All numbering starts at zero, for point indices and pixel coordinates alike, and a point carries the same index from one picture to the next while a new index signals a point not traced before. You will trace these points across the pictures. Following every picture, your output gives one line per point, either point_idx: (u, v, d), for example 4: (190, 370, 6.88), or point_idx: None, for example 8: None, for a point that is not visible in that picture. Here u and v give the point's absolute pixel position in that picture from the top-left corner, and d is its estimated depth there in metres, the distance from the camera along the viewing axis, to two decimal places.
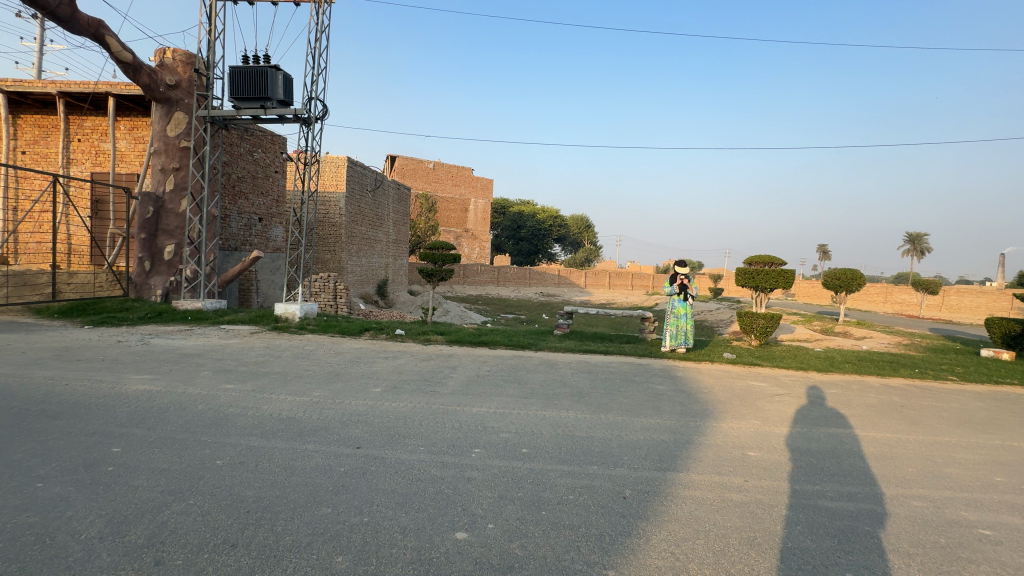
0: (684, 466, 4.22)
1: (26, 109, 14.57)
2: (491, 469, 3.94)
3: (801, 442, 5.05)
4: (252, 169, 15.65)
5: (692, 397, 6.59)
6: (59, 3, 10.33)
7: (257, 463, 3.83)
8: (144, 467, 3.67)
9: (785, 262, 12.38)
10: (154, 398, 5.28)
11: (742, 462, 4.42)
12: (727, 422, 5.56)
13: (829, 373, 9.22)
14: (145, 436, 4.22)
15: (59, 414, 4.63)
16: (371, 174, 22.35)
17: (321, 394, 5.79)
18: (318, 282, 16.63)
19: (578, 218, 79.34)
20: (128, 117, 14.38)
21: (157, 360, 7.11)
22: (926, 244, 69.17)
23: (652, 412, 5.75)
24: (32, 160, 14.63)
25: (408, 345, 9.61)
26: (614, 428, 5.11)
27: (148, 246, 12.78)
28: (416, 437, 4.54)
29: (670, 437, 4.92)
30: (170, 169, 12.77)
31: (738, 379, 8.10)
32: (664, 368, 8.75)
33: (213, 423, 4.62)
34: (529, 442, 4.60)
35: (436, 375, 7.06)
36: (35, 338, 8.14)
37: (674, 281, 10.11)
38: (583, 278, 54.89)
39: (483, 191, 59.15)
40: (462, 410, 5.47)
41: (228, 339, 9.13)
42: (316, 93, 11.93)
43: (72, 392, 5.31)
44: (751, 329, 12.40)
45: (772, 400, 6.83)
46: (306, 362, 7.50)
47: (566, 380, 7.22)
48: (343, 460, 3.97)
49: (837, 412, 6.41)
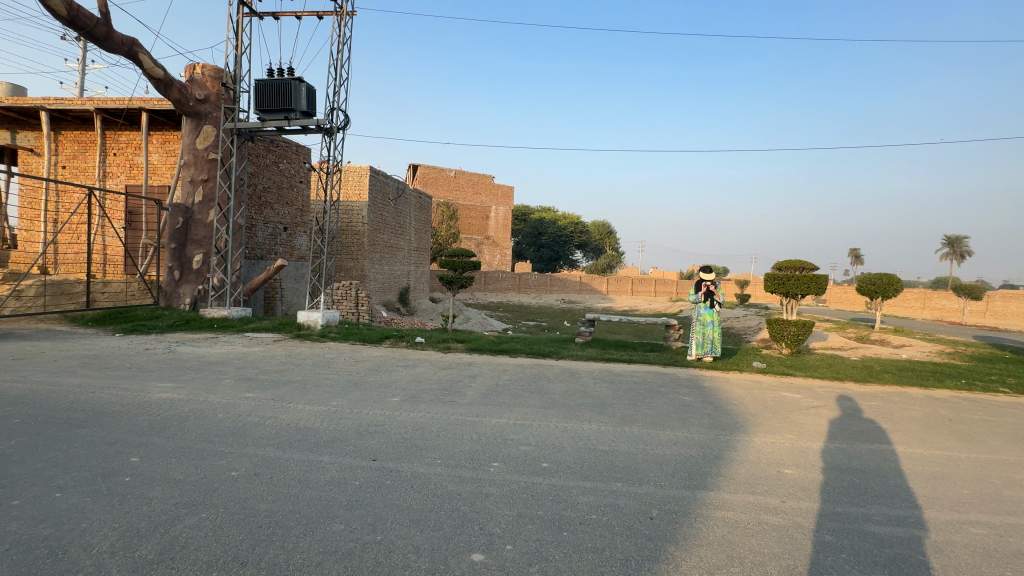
0: (715, 485, 3.97)
1: (67, 125, 15.24)
2: (510, 485, 3.78)
3: (841, 460, 4.73)
4: (277, 179, 16.00)
5: (722, 410, 6.29)
6: (96, 23, 10.75)
7: (272, 475, 3.76)
8: (161, 477, 3.65)
9: (817, 267, 11.86)
10: (176, 406, 5.31)
11: (777, 481, 4.14)
12: (759, 437, 5.26)
13: (868, 384, 8.73)
14: (164, 445, 4.22)
15: (83, 422, 4.69)
16: (393, 183, 22.64)
17: (339, 404, 5.73)
18: (340, 289, 16.80)
19: (599, 224, 78.73)
20: (160, 131, 14.87)
21: (182, 368, 7.20)
22: (968, 247, 65.94)
23: (679, 424, 5.50)
24: (71, 174, 15.27)
25: (428, 354, 9.55)
26: (640, 442, 4.89)
27: (178, 256, 13.13)
28: (434, 449, 4.42)
29: (699, 452, 4.67)
30: (199, 180, 13.11)
31: (770, 390, 7.73)
32: (690, 377, 8.43)
33: (232, 432, 4.60)
34: (551, 456, 4.42)
35: (456, 384, 6.95)
36: (67, 346, 8.38)
37: (700, 288, 9.78)
38: (606, 284, 54.30)
39: (504, 198, 59.16)
40: (481, 421, 5.32)
41: (252, 347, 9.23)
42: (338, 104, 12.10)
43: (98, 399, 5.40)
44: (781, 337, 11.92)
45: (808, 412, 6.48)
46: (326, 371, 7.50)
47: (588, 389, 7.00)
48: (359, 472, 3.88)
49: (879, 426, 6.01)
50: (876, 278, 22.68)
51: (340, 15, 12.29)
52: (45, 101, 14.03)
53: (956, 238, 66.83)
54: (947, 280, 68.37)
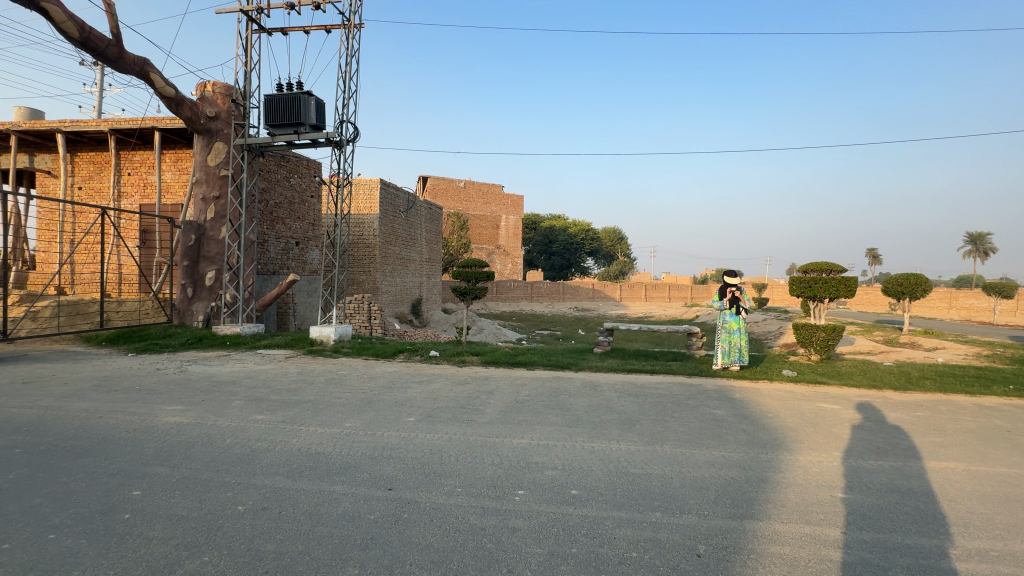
0: (764, 514, 3.60)
1: (83, 147, 15.42)
2: (538, 518, 3.45)
3: (897, 481, 4.31)
4: (289, 194, 16.02)
5: (758, 424, 5.88)
6: (108, 44, 10.81)
7: (281, 510, 3.47)
8: (164, 513, 3.40)
9: (845, 269, 11.37)
10: (184, 431, 5.08)
11: (832, 508, 3.76)
12: (804, 455, 4.85)
13: (909, 392, 8.20)
14: (168, 476, 3.98)
15: (87, 452, 4.47)
16: (403, 195, 22.62)
17: (352, 425, 5.45)
18: (352, 303, 16.67)
19: (610, 231, 78.29)
20: (173, 149, 14.93)
21: (192, 389, 7.00)
22: (991, 245, 64.25)
23: (715, 443, 5.11)
24: (87, 195, 15.44)
25: (443, 368, 9.28)
26: (674, 463, 4.53)
27: (191, 273, 13.08)
28: (453, 476, 4.11)
29: (740, 474, 4.30)
30: (211, 198, 13.09)
31: (806, 401, 7.26)
32: (719, 388, 7.98)
33: (239, 460, 4.35)
34: (579, 481, 4.08)
35: (473, 401, 6.64)
36: (78, 368, 8.26)
37: (724, 294, 9.36)
38: (619, 291, 53.75)
39: (514, 208, 59.09)
40: (502, 442, 5.00)
41: (264, 365, 9.02)
42: (347, 116, 12.02)
43: (103, 426, 5.18)
44: (810, 343, 11.41)
45: (852, 426, 6.02)
46: (339, 389, 7.24)
47: (613, 405, 6.62)
48: (375, 504, 3.59)
49: (932, 440, 5.55)
50: (903, 279, 21.89)
51: (349, 27, 12.24)
52: (61, 123, 14.19)
53: (979, 235, 64.97)
54: (972, 279, 66.49)
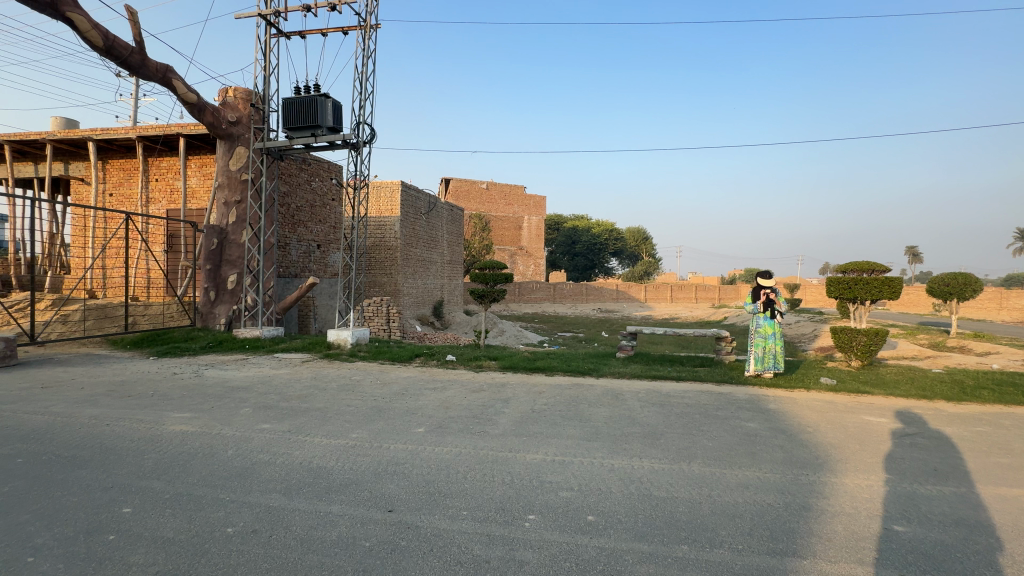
0: (808, 550, 3.17)
1: (113, 154, 15.84)
2: (549, 549, 3.11)
3: (962, 512, 3.78)
4: (311, 198, 16.11)
5: (796, 440, 5.38)
6: (131, 52, 10.97)
7: (272, 534, 3.23)
8: (149, 535, 3.20)
9: (888, 268, 10.59)
10: (187, 442, 4.93)
11: (888, 545, 3.28)
12: (851, 478, 4.35)
13: (964, 403, 7.48)
14: (162, 491, 3.80)
15: (87, 463, 4.35)
16: (424, 197, 22.55)
17: (359, 436, 5.21)
18: (371, 306, 16.60)
19: (634, 230, 77.00)
20: (197, 155, 15.17)
21: (204, 395, 6.90)
22: None
23: (748, 461, 4.67)
24: (117, 201, 15.85)
25: (460, 374, 8.99)
26: (704, 485, 4.11)
27: (213, 277, 13.20)
28: (460, 497, 3.79)
29: (779, 500, 3.86)
30: (232, 202, 13.18)
31: (847, 413, 6.67)
32: (751, 398, 7.44)
33: (237, 475, 4.14)
34: (596, 505, 3.72)
35: (486, 411, 6.31)
36: (98, 372, 8.29)
37: (758, 297, 8.78)
38: (644, 291, 52.74)
39: (537, 208, 58.68)
40: (515, 457, 4.68)
41: (279, 370, 8.90)
42: (363, 117, 11.92)
43: (109, 435, 5.08)
44: (849, 348, 10.67)
45: (901, 442, 5.44)
46: (350, 397, 7.02)
47: (635, 416, 6.19)
48: (372, 529, 3.30)
49: (998, 461, 4.94)
50: (951, 278, 20.51)
51: (365, 28, 12.15)
52: (92, 131, 14.57)
53: None
54: None
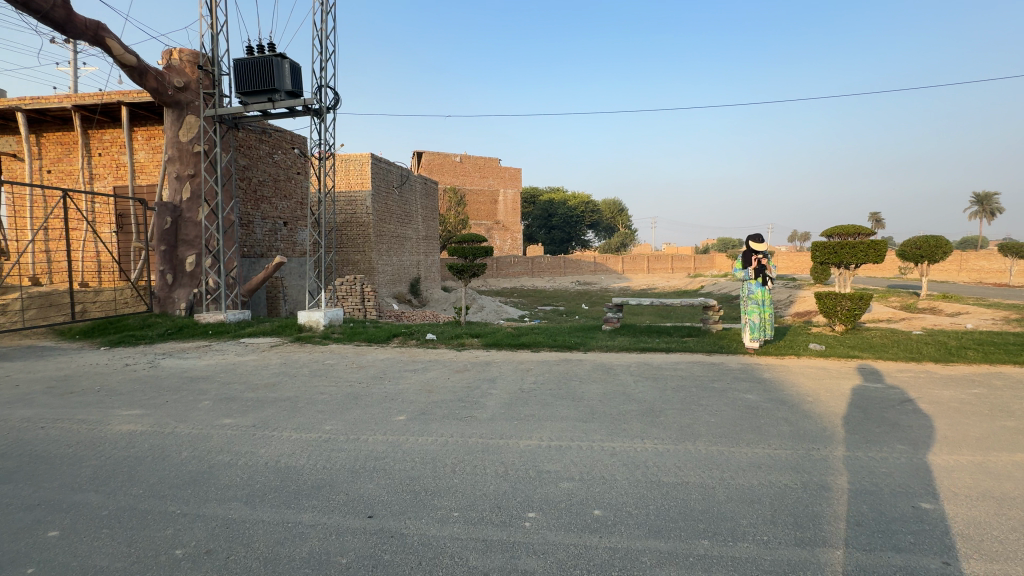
0: (838, 538, 2.87)
1: (48, 127, 14.37)
2: (556, 554, 2.72)
3: (986, 484, 3.55)
4: (273, 171, 15.07)
5: (799, 411, 5.14)
6: (53, 6, 9.67)
7: (230, 555, 2.74)
8: (77, 565, 2.66)
9: (873, 231, 10.46)
10: (135, 443, 4.34)
11: (922, 526, 3.01)
12: (865, 452, 4.10)
13: (952, 364, 7.45)
14: (100, 507, 3.25)
15: (9, 476, 3.72)
16: (396, 170, 21.54)
17: (333, 428, 4.72)
18: (344, 285, 15.82)
19: (610, 202, 76.56)
20: (144, 126, 13.89)
21: (159, 388, 6.23)
22: (998, 205, 62.37)
23: (756, 437, 4.38)
24: (57, 179, 14.48)
25: (441, 353, 8.52)
26: (715, 467, 3.79)
27: (170, 258, 12.21)
28: (450, 495, 3.37)
29: (796, 480, 3.56)
30: (185, 176, 12.11)
31: (842, 379, 6.50)
32: (744, 367, 7.23)
33: (191, 482, 3.61)
34: (602, 497, 3.35)
35: (472, 393, 5.88)
36: (38, 367, 7.48)
37: (749, 262, 8.51)
38: (621, 263, 52.84)
39: (512, 180, 57.55)
40: (508, 445, 4.27)
41: (245, 357, 8.22)
42: (326, 80, 10.96)
43: (43, 440, 4.45)
44: (834, 313, 10.60)
45: (905, 409, 5.25)
46: (324, 383, 6.49)
47: (630, 392, 5.87)
48: (350, 540, 2.85)
49: (1004, 425, 4.78)
50: (922, 241, 20.84)
51: None
52: (20, 101, 13.10)
53: (986, 195, 63.37)
54: (978, 238, 65.51)
